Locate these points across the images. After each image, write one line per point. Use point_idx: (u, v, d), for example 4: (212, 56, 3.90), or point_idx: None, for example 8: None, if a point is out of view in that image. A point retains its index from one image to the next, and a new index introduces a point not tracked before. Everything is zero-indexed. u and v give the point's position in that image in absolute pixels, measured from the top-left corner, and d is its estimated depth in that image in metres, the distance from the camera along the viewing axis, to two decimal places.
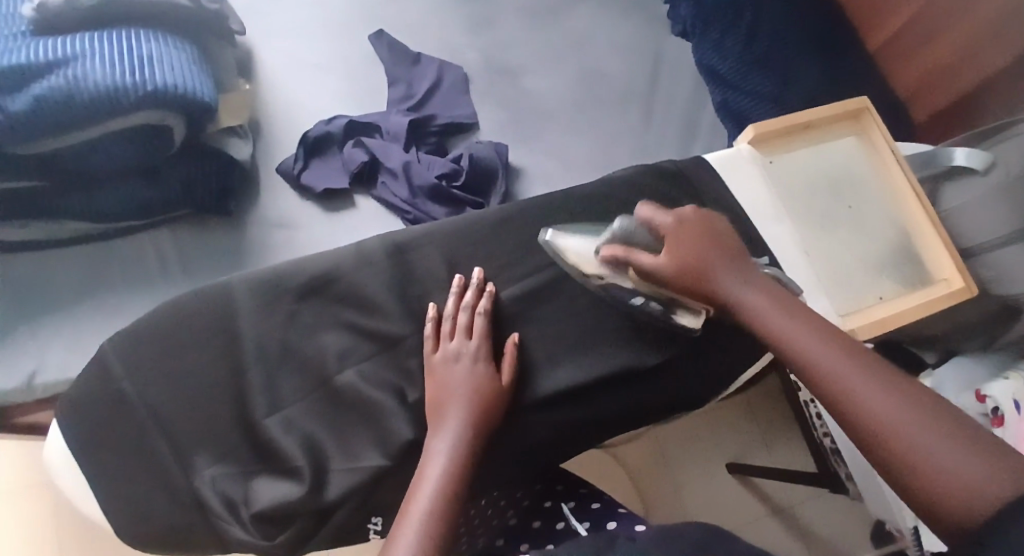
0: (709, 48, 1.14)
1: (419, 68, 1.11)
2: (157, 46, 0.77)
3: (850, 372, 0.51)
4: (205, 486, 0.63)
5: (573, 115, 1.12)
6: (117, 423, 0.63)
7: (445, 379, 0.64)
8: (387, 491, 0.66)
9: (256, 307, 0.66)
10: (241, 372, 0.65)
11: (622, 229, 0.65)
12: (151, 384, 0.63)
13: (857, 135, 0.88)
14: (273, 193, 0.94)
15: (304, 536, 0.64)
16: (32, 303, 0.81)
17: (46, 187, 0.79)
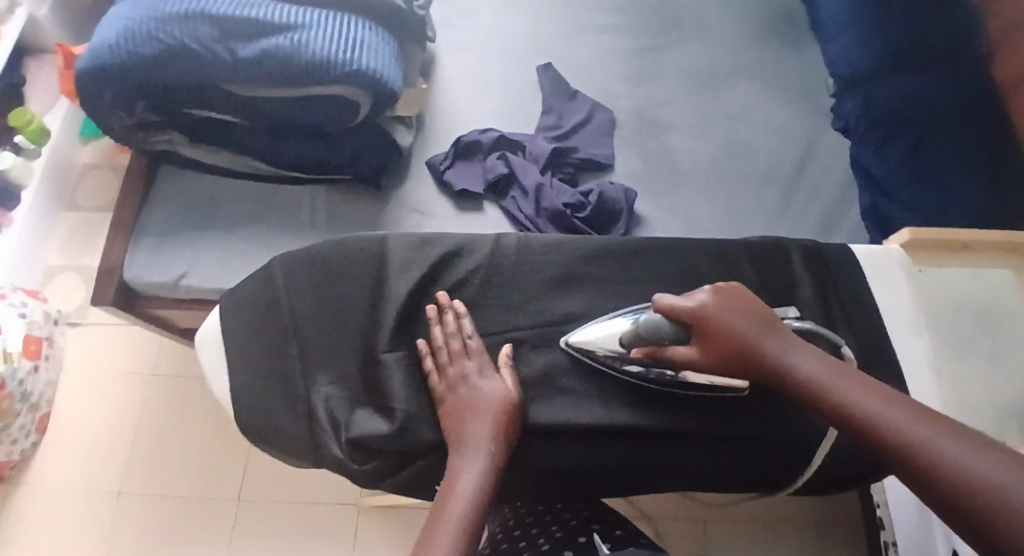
0: (870, 150, 1.13)
1: (573, 103, 1.17)
2: (371, 35, 0.87)
3: (878, 411, 0.55)
4: (319, 400, 0.74)
5: (711, 180, 1.14)
6: (267, 319, 0.77)
7: (470, 399, 0.69)
8: None
9: (401, 262, 0.79)
10: (371, 312, 0.77)
11: (646, 328, 0.68)
12: (302, 296, 0.77)
13: (1014, 270, 0.91)
14: (418, 181, 1.03)
15: (387, 473, 0.73)
16: (201, 218, 0.95)
17: (249, 128, 0.94)
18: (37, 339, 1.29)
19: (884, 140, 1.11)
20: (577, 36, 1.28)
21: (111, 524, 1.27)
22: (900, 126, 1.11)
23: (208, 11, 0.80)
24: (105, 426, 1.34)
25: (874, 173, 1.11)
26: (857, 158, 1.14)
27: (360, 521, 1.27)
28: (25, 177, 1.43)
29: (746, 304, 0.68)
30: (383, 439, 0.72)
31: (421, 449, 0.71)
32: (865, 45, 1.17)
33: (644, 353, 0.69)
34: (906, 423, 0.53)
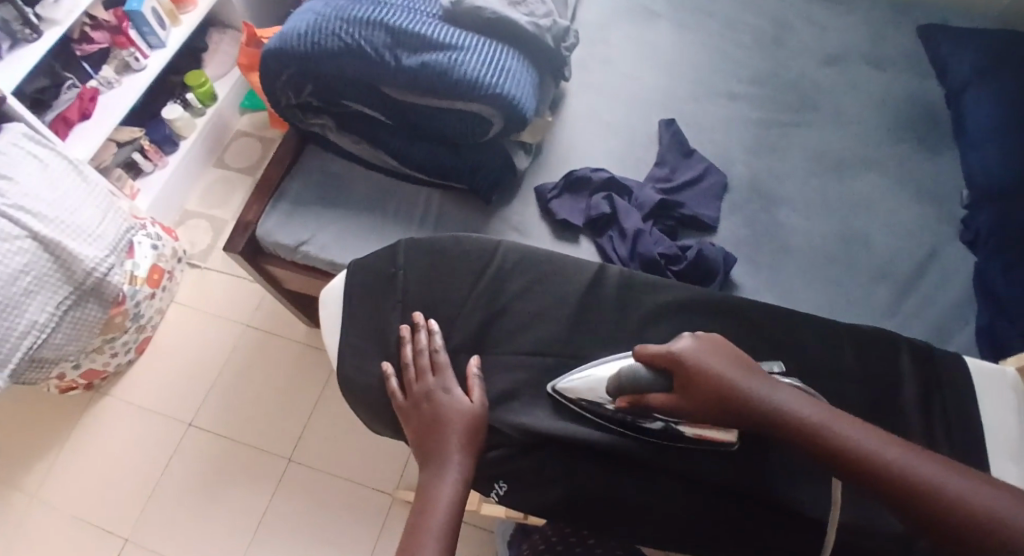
0: (996, 266, 1.07)
1: (688, 160, 1.21)
2: (518, 66, 0.95)
3: (866, 444, 0.65)
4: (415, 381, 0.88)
5: (815, 260, 1.12)
6: (382, 288, 0.93)
7: (442, 415, 0.82)
8: (510, 460, 0.84)
9: (504, 273, 0.93)
10: (466, 307, 0.91)
11: (637, 346, 0.77)
12: (415, 279, 0.93)
13: None
14: (526, 203, 1.10)
15: None
16: (329, 197, 1.06)
17: (390, 126, 1.04)
18: (159, 270, 1.44)
19: (1014, 263, 1.06)
20: (707, 98, 1.32)
21: (177, 450, 1.41)
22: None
23: (387, 21, 0.91)
24: (195, 361, 1.49)
25: (995, 291, 1.05)
26: (979, 272, 1.08)
27: (390, 511, 1.33)
28: (186, 128, 1.63)
29: (725, 351, 0.74)
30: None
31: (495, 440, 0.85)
32: (1010, 161, 1.13)
33: (638, 368, 0.77)
34: (893, 456, 0.64)
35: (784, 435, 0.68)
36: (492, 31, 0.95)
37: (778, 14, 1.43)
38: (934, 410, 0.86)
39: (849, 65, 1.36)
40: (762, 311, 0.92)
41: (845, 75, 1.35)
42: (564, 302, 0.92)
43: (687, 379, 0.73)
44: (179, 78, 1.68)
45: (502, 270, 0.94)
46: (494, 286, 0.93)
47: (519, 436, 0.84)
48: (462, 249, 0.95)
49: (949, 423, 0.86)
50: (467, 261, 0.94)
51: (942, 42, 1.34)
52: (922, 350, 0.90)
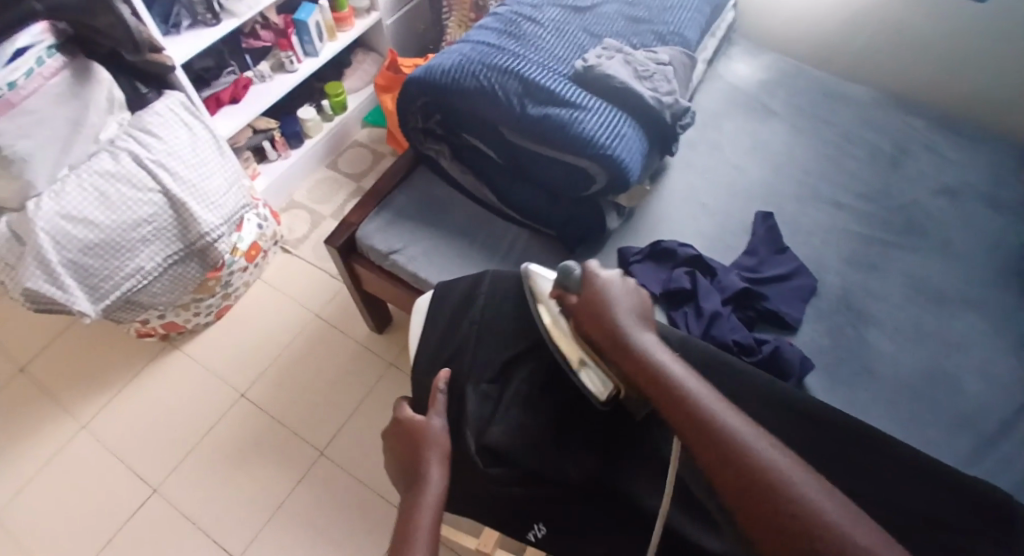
0: None
1: (780, 256, 1.21)
2: (634, 134, 0.99)
3: (718, 411, 0.67)
4: (475, 405, 0.90)
5: (891, 386, 1.09)
6: (460, 309, 0.99)
7: (422, 428, 0.86)
8: (547, 503, 0.85)
9: None
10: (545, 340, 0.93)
11: (567, 270, 0.86)
12: (491, 309, 0.97)
13: None
14: (607, 263, 1.13)
15: (506, 483, 0.85)
16: (429, 214, 1.12)
17: (498, 164, 1.09)
18: (258, 248, 1.55)
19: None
20: (810, 203, 1.32)
21: (226, 416, 1.48)
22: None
23: (523, 73, 0.98)
24: (265, 338, 1.58)
25: None
26: None
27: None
28: (315, 129, 1.77)
29: (640, 304, 0.80)
30: (519, 450, 0.85)
31: (545, 478, 0.85)
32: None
33: (556, 293, 0.86)
34: (740, 431, 0.65)
35: (638, 373, 0.73)
36: (618, 98, 1.00)
37: (898, 137, 1.43)
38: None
39: (964, 201, 1.33)
40: (828, 423, 0.89)
41: (959, 209, 1.32)
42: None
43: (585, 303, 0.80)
44: (320, 82, 1.84)
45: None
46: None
47: (570, 477, 0.85)
48: (538, 290, 0.98)
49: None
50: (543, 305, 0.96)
51: None
52: (997, 501, 0.84)
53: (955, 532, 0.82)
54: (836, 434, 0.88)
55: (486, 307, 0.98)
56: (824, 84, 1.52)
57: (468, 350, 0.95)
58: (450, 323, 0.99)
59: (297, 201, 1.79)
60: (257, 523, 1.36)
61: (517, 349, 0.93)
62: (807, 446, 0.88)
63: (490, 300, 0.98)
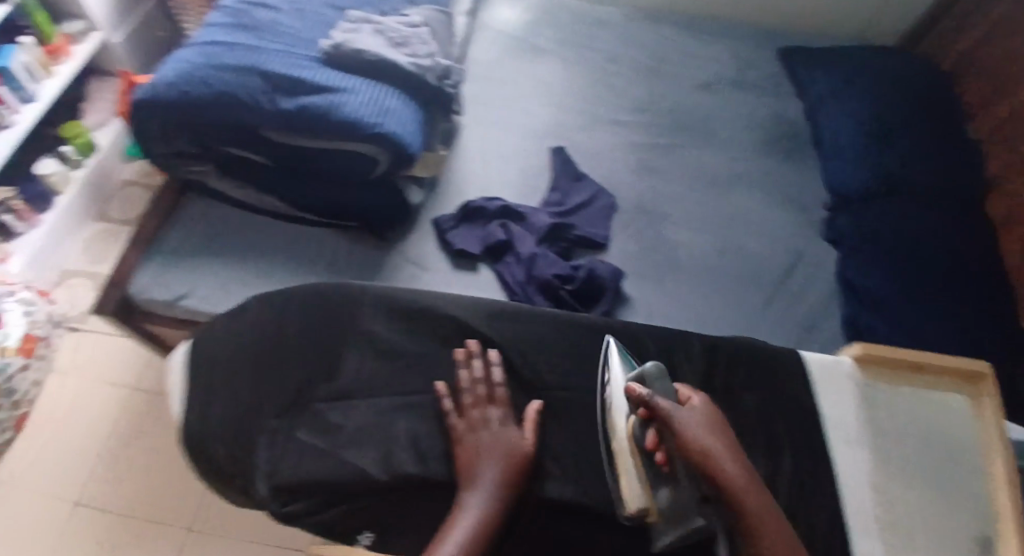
0: (856, 266, 1.21)
1: (578, 185, 1.26)
2: (402, 106, 0.96)
3: (775, 530, 0.68)
4: (270, 449, 0.80)
5: (697, 271, 1.21)
6: (237, 347, 0.87)
7: (474, 441, 0.78)
8: (367, 510, 0.77)
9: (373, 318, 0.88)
10: (326, 353, 0.86)
11: (651, 371, 0.79)
12: (273, 334, 0.88)
13: (968, 396, 0.86)
14: (422, 236, 1.10)
15: (310, 511, 0.77)
16: (212, 245, 1.02)
17: (270, 168, 1.01)
18: (35, 339, 1.36)
19: (867, 261, 1.21)
20: (596, 126, 1.38)
21: (63, 533, 1.28)
22: (884, 252, 1.22)
23: (262, 67, 0.92)
24: (83, 434, 1.38)
25: (857, 286, 1.19)
26: (841, 271, 1.23)
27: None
28: (63, 181, 1.54)
29: (712, 419, 0.76)
30: (321, 477, 0.77)
31: (349, 490, 0.77)
32: (865, 173, 1.30)
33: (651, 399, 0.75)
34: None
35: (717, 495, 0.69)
36: (374, 72, 0.96)
37: (654, 47, 1.53)
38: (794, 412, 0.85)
39: (721, 90, 1.47)
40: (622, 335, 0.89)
41: (718, 99, 1.45)
42: (421, 348, 0.87)
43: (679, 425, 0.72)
44: (54, 129, 1.58)
45: (363, 326, 0.87)
46: (355, 345, 0.86)
47: (373, 479, 0.77)
48: (314, 299, 0.89)
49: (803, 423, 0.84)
50: (323, 314, 0.88)
51: (799, 66, 1.50)
52: (774, 353, 0.88)
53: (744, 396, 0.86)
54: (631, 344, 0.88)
55: (270, 336, 0.87)
56: (580, 13, 1.58)
57: (262, 389, 0.84)
58: (231, 367, 0.86)
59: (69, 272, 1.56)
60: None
61: (305, 374, 0.85)
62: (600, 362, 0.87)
63: (269, 329, 0.88)
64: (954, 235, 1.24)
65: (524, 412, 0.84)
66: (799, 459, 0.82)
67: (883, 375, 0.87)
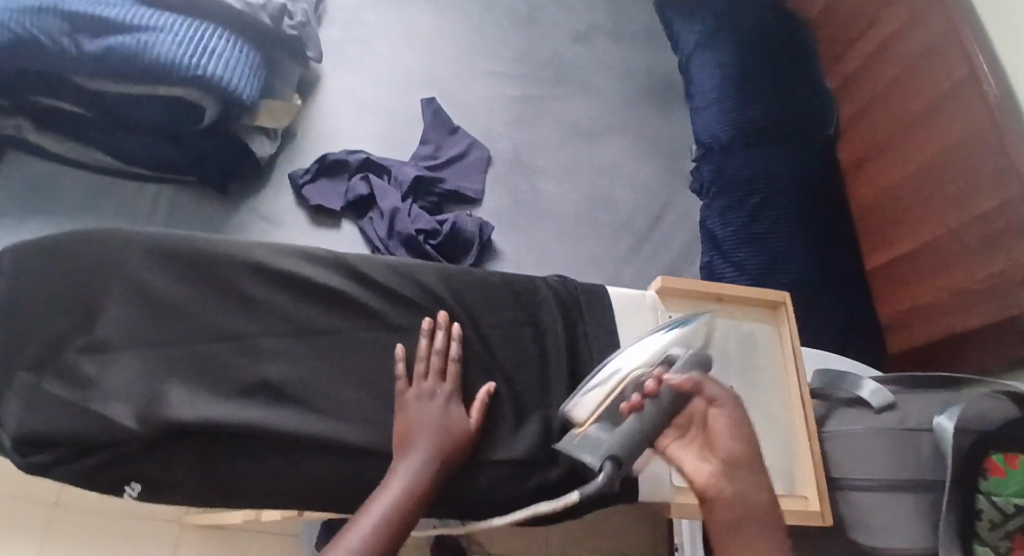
0: (716, 214, 1.27)
1: (453, 137, 1.24)
2: (226, 45, 0.96)
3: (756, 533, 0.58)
4: (12, 406, 0.59)
5: (569, 223, 1.23)
6: None
7: (415, 414, 0.64)
8: (132, 464, 0.59)
9: (143, 248, 0.65)
10: (82, 292, 0.63)
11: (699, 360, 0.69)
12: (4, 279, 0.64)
13: (767, 326, 0.90)
14: (280, 192, 1.08)
15: (51, 469, 0.58)
16: (31, 204, 0.97)
17: (86, 117, 0.96)
18: None
19: (727, 207, 1.27)
20: (469, 77, 1.35)
21: None
22: (743, 195, 1.26)
23: (61, 6, 0.86)
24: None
25: (717, 235, 1.25)
26: (704, 221, 1.29)
27: (181, 537, 1.12)
28: None
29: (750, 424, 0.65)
30: (64, 430, 0.58)
31: (97, 443, 0.58)
32: (725, 120, 1.34)
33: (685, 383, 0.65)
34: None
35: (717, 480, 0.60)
36: (195, 12, 0.95)
37: None
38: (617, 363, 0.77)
39: (594, 41, 1.47)
40: (424, 280, 0.73)
41: (592, 50, 1.46)
42: (196, 287, 0.65)
43: (716, 411, 0.64)
44: None
45: (133, 263, 0.64)
46: (115, 289, 0.63)
47: (137, 431, 0.58)
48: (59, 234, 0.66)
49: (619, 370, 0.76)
50: (70, 253, 0.64)
51: (673, 17, 1.52)
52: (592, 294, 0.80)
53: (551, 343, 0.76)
54: (463, 279, 0.74)
55: (4, 289, 0.64)
56: None
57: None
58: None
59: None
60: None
61: (46, 330, 0.62)
62: (428, 299, 0.72)
63: (1, 278, 0.64)
64: (808, 180, 1.29)
65: (336, 352, 0.67)
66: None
67: (684, 307, 0.84)
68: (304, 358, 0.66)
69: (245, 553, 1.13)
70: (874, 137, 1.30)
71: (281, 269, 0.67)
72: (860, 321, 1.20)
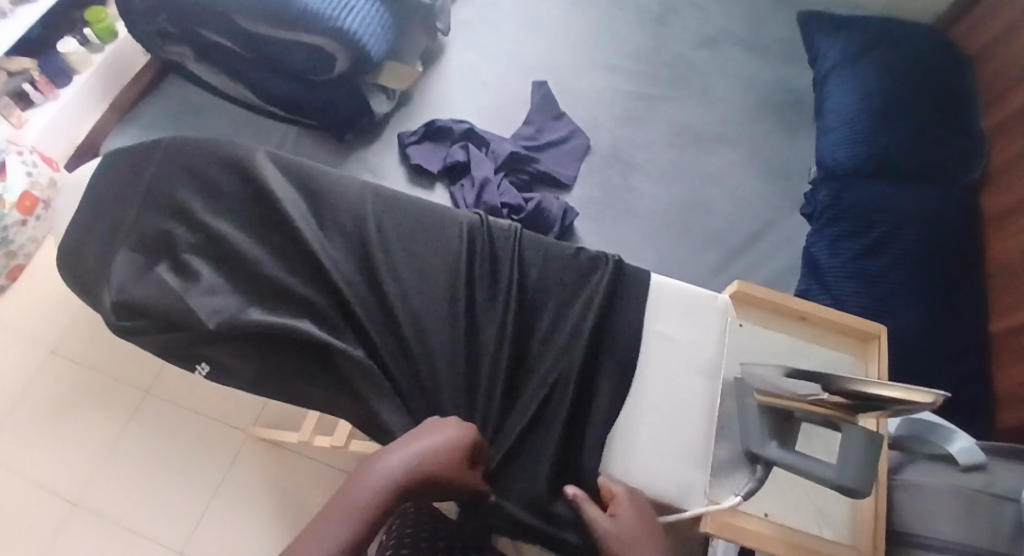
0: (825, 242, 1.14)
1: (556, 122, 1.27)
2: (364, 3, 1.04)
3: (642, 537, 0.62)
4: (124, 268, 0.75)
5: (656, 225, 1.21)
6: (115, 180, 0.81)
7: (435, 423, 0.65)
8: (215, 344, 0.74)
9: (253, 165, 0.79)
10: (197, 194, 0.78)
11: (825, 477, 0.62)
12: (151, 168, 0.80)
13: (853, 356, 0.85)
14: (387, 150, 1.18)
15: (148, 330, 0.74)
16: (183, 125, 1.18)
17: (246, 58, 1.12)
18: (35, 198, 1.22)
19: (840, 235, 1.13)
20: (585, 69, 1.36)
21: (32, 379, 1.23)
22: (861, 226, 1.12)
23: None
24: (65, 297, 1.29)
25: (820, 263, 1.13)
26: (809, 247, 1.16)
27: (243, 447, 1.20)
28: (84, 63, 1.31)
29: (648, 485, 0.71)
30: (161, 304, 0.73)
31: (185, 320, 0.73)
32: (856, 146, 1.18)
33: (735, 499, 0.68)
34: None
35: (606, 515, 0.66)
36: None
37: None
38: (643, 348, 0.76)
39: (722, 48, 1.41)
40: (473, 229, 0.79)
41: (719, 56, 1.40)
42: (280, 209, 0.77)
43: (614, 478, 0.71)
44: (79, 12, 1.34)
45: (240, 177, 0.78)
46: (217, 192, 0.78)
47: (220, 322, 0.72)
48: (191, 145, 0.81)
49: (641, 358, 0.76)
50: (196, 162, 0.79)
51: (815, 29, 1.38)
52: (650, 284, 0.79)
53: (586, 314, 0.76)
54: (528, 250, 0.79)
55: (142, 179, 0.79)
56: None
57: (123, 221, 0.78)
58: (102, 205, 0.79)
59: (90, 145, 1.34)
60: (77, 486, 1.16)
61: (165, 208, 0.78)
62: (491, 264, 0.78)
63: (145, 166, 0.80)
64: (938, 220, 1.11)
65: (392, 288, 0.75)
66: (615, 375, 0.75)
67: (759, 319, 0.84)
68: (367, 292, 0.76)
69: (298, 476, 1.19)
70: (1019, 190, 1.09)
71: (359, 209, 0.78)
72: (968, 383, 1.02)
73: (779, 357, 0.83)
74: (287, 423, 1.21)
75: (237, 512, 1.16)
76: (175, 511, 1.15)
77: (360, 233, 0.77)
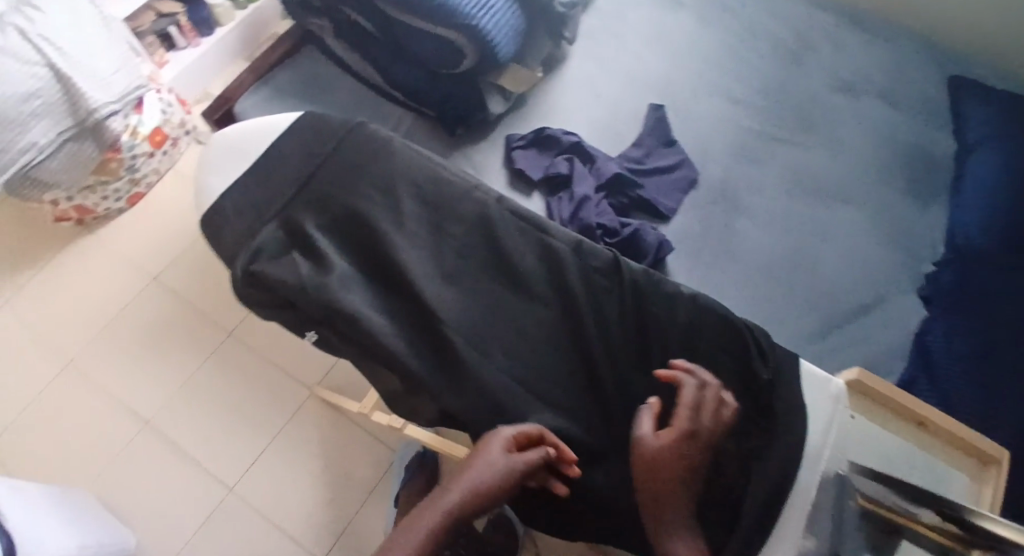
0: (940, 329, 1.06)
1: (668, 149, 1.23)
2: (501, 6, 1.07)
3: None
4: (262, 240, 0.80)
5: (753, 275, 1.15)
6: (259, 146, 0.86)
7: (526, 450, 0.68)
8: (327, 331, 0.77)
9: (387, 159, 0.84)
10: (327, 174, 0.83)
11: None
12: (291, 140, 0.86)
13: (965, 475, 0.81)
14: (493, 150, 1.19)
15: (273, 304, 0.78)
16: (307, 92, 1.22)
17: (378, 40, 1.15)
18: (164, 134, 1.31)
19: (958, 326, 1.04)
20: (707, 98, 1.31)
21: (131, 300, 1.32)
22: (984, 320, 1.02)
23: None
24: (171, 230, 1.37)
25: (929, 351, 1.05)
26: (922, 333, 1.08)
27: (304, 406, 1.25)
28: (228, 17, 1.39)
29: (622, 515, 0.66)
30: (284, 285, 0.76)
31: (307, 306, 0.75)
32: (991, 229, 1.09)
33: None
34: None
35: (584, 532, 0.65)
36: None
37: (805, 31, 1.39)
38: (731, 389, 0.75)
39: (859, 97, 1.32)
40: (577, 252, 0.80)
41: (854, 105, 1.31)
42: (407, 208, 0.81)
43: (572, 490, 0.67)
44: None
45: (374, 169, 0.83)
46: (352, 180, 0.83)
47: (333, 311, 0.75)
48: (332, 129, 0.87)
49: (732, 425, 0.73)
50: (334, 145, 0.85)
51: (967, 92, 1.27)
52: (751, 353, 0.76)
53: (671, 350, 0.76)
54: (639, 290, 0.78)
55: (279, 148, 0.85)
56: None
57: (256, 187, 0.83)
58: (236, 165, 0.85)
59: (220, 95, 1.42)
60: (153, 406, 1.24)
61: (298, 183, 0.83)
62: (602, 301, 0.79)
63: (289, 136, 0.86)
64: None
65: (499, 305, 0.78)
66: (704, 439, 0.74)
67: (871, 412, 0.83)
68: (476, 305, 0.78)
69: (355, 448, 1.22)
70: None
71: (479, 222, 0.81)
72: None
73: (888, 454, 0.80)
74: (352, 391, 1.25)
75: (290, 463, 1.20)
76: (234, 449, 1.21)
77: (479, 246, 0.80)
